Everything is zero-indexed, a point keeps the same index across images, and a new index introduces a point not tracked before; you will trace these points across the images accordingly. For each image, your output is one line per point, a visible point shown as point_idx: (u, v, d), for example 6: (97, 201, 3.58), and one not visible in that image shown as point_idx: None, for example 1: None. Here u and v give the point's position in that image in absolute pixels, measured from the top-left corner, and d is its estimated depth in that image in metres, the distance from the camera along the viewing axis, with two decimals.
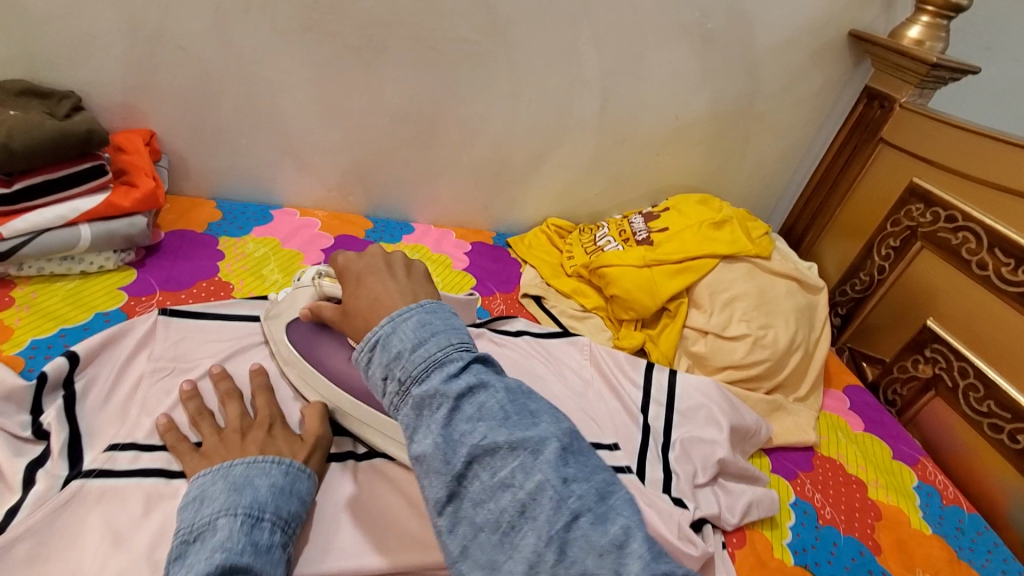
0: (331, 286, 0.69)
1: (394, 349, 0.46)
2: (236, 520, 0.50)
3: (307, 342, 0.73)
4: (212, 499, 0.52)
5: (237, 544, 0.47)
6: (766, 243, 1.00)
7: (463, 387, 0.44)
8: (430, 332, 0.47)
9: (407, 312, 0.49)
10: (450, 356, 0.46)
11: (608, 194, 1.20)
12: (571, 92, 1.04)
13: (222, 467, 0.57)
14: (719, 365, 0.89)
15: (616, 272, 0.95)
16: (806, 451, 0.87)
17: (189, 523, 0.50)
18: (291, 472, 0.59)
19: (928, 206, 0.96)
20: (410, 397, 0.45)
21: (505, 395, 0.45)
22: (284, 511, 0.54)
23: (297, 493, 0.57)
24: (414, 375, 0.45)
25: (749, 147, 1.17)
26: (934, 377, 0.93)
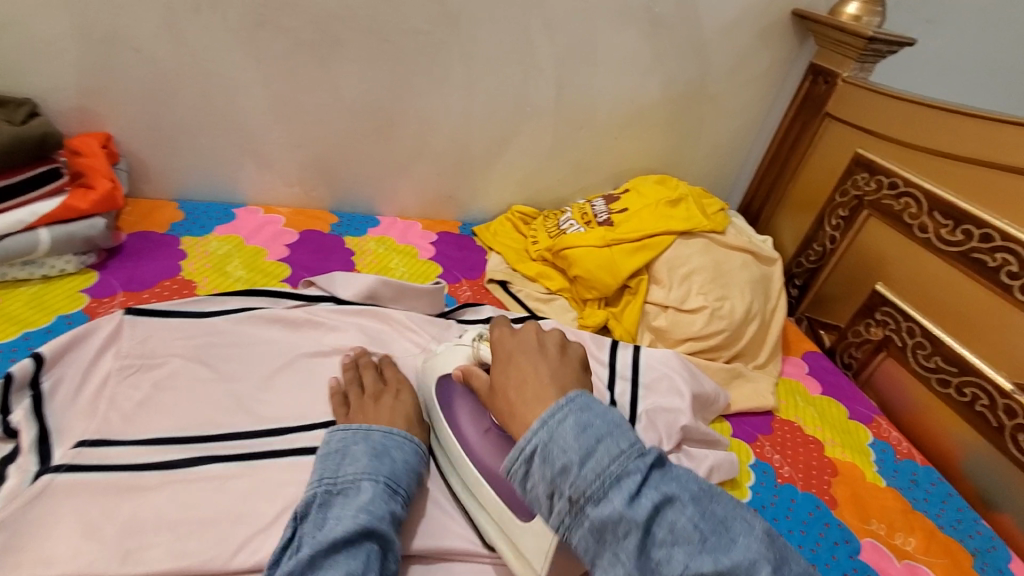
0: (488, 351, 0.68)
1: (558, 463, 0.50)
2: (377, 486, 0.58)
3: (454, 404, 0.68)
4: (356, 459, 0.60)
5: (379, 509, 0.55)
6: (721, 218, 1.03)
7: (648, 507, 0.47)
8: (594, 441, 0.50)
9: (559, 414, 0.53)
10: (627, 471, 0.48)
11: (571, 179, 1.22)
12: (528, 80, 1.07)
13: (362, 427, 0.64)
14: (679, 337, 0.92)
15: (577, 253, 0.98)
16: (765, 415, 0.90)
17: (334, 475, 0.58)
18: (419, 451, 0.65)
19: (872, 175, 1.00)
20: (586, 517, 0.48)
21: (690, 506, 0.48)
22: (409, 488, 0.61)
23: (418, 475, 0.64)
24: (589, 494, 0.48)
25: (705, 128, 1.20)
26: (884, 339, 0.97)
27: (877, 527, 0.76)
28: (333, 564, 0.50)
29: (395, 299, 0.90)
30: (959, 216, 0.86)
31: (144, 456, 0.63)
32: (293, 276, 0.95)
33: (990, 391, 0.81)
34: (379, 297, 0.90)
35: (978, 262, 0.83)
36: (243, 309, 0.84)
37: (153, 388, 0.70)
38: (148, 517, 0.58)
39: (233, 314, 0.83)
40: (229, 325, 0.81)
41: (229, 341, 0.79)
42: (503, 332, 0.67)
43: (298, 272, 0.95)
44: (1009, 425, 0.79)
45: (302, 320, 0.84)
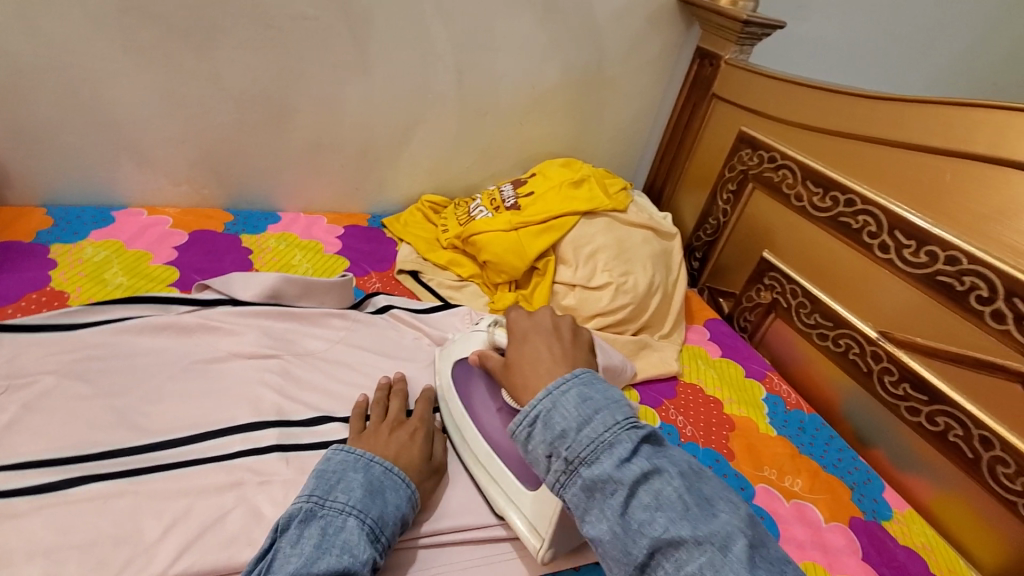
0: (499, 335, 0.72)
1: (559, 427, 0.52)
2: (360, 527, 0.54)
3: (469, 384, 0.75)
4: (350, 488, 0.57)
5: (360, 556, 0.52)
6: (623, 197, 1.07)
7: (635, 473, 0.49)
8: (593, 409, 0.53)
9: (565, 386, 0.56)
10: (620, 439, 0.50)
11: (479, 166, 1.22)
12: (426, 66, 1.05)
13: (365, 455, 0.61)
14: (588, 314, 0.95)
15: (485, 239, 0.99)
16: (670, 381, 0.95)
17: (324, 497, 0.55)
18: (413, 499, 0.60)
19: (755, 151, 1.08)
20: (579, 477, 0.50)
21: (678, 479, 0.49)
22: (392, 538, 0.57)
23: (404, 524, 0.59)
24: (583, 457, 0.51)
25: (606, 111, 1.24)
26: (773, 301, 1.05)
27: (769, 473, 0.82)
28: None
29: (302, 297, 0.85)
30: (827, 183, 0.94)
31: (10, 482, 0.57)
32: (183, 280, 0.89)
33: (860, 340, 0.90)
34: (283, 296, 0.84)
35: (844, 225, 0.92)
36: (126, 317, 0.78)
37: (21, 409, 0.64)
38: (15, 546, 0.53)
39: (115, 322, 0.77)
40: (110, 336, 0.74)
41: (110, 352, 0.73)
42: (518, 316, 0.71)
43: (189, 274, 0.90)
44: (876, 370, 0.88)
45: (195, 326, 0.78)
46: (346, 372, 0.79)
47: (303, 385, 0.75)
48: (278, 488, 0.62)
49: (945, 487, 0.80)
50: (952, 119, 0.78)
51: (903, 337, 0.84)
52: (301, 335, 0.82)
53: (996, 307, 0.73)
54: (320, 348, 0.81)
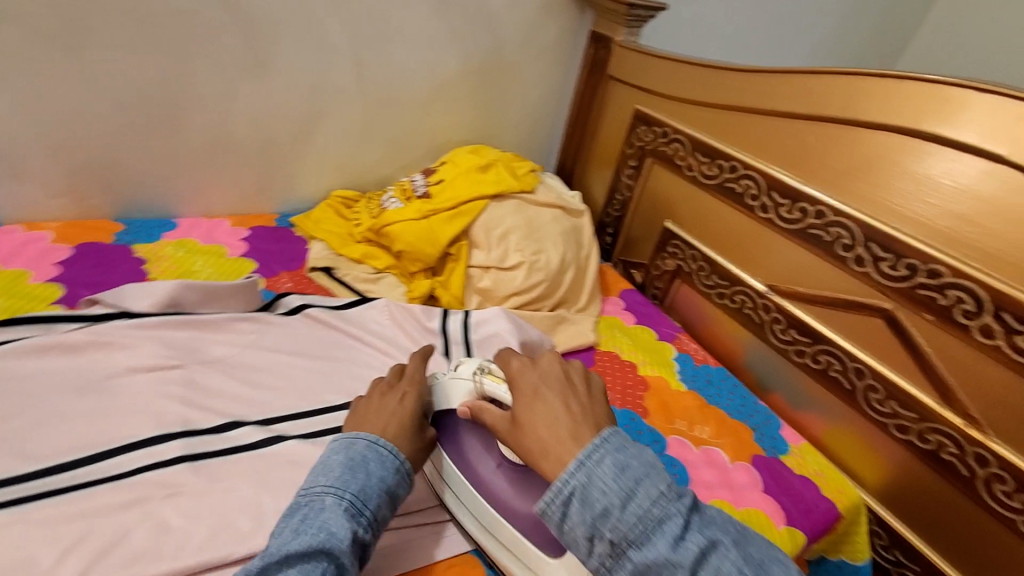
0: (492, 387, 0.64)
1: (599, 506, 0.48)
2: (339, 503, 0.53)
3: (459, 439, 0.69)
4: (329, 470, 0.56)
5: (340, 530, 0.51)
6: (530, 178, 1.10)
7: (692, 552, 0.46)
8: (634, 481, 0.49)
9: (595, 453, 0.51)
10: (668, 514, 0.47)
11: (388, 158, 1.22)
12: (322, 59, 1.03)
13: (348, 436, 0.60)
14: (504, 294, 0.97)
15: (397, 228, 0.99)
16: (588, 351, 1.00)
17: (305, 485, 0.55)
18: (402, 471, 0.59)
19: (650, 127, 1.14)
20: (629, 561, 0.47)
21: (733, 549, 0.47)
22: (380, 512, 0.55)
23: (395, 499, 0.58)
24: (631, 538, 0.47)
25: (511, 97, 1.27)
26: (677, 267, 1.12)
27: (680, 425, 0.88)
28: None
29: (204, 303, 0.82)
30: (713, 153, 1.01)
31: None
32: (69, 296, 0.83)
33: (752, 295, 0.98)
34: (184, 304, 0.81)
35: (731, 190, 0.99)
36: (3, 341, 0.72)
37: None
38: None
39: None
40: None
41: None
42: (522, 364, 0.62)
43: (75, 290, 0.84)
44: (767, 321, 0.96)
45: (86, 343, 0.73)
46: (257, 373, 0.77)
47: (209, 392, 0.72)
48: (187, 498, 0.60)
49: (832, 419, 0.90)
50: (808, 88, 0.86)
51: (787, 288, 0.93)
52: (205, 341, 0.79)
53: (857, 253, 0.82)
54: (227, 352, 0.78)
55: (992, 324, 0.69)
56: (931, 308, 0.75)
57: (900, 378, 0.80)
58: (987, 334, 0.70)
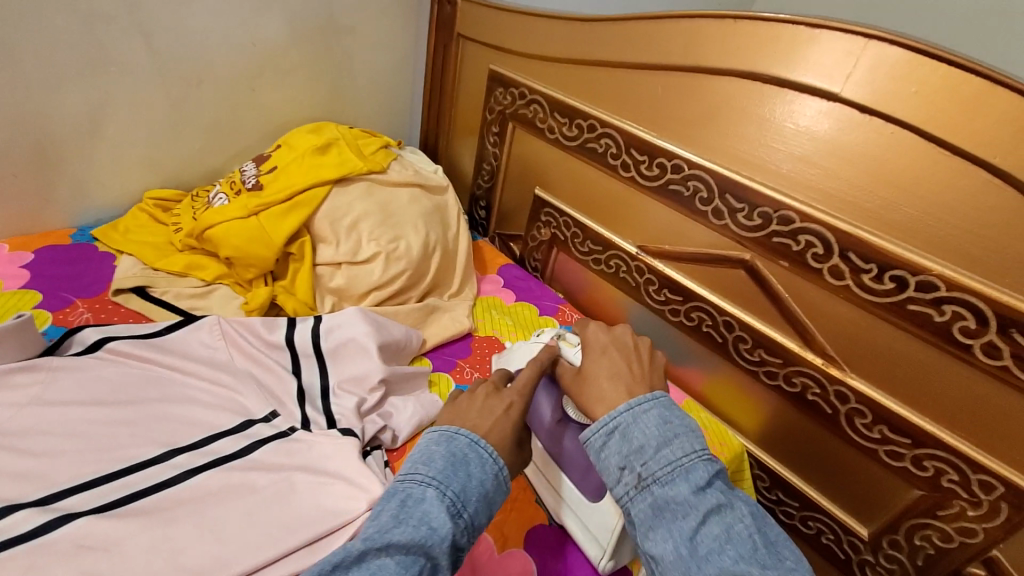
0: (566, 350, 0.73)
1: (636, 441, 0.53)
2: (439, 502, 0.48)
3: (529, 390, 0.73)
4: (433, 460, 0.51)
5: (441, 530, 0.46)
6: (380, 156, 0.98)
7: (711, 504, 0.49)
8: (674, 432, 0.53)
9: (647, 402, 0.56)
10: (697, 466, 0.51)
11: (214, 147, 1.04)
12: (93, 33, 0.83)
13: (449, 429, 0.55)
14: (361, 292, 0.87)
15: (221, 231, 0.84)
16: (465, 339, 0.92)
17: (406, 473, 0.51)
18: (498, 479, 0.53)
19: (506, 88, 1.06)
20: (650, 494, 0.50)
21: (751, 518, 0.49)
22: (479, 518, 0.50)
23: (495, 504, 0.52)
24: (658, 475, 0.50)
25: (353, 65, 1.12)
26: (552, 236, 1.07)
27: None
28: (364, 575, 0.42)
29: None
30: (570, 112, 0.95)
31: None
32: None
33: (625, 258, 0.95)
34: None
35: (592, 150, 0.94)
36: None
37: None
38: None
39: None
40: None
41: None
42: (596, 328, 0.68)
43: None
44: (642, 283, 0.94)
45: None
46: (39, 436, 0.61)
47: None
48: None
49: (711, 372, 0.89)
50: (651, 35, 0.81)
51: (656, 247, 0.90)
52: None
53: (714, 207, 0.80)
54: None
55: (840, 265, 0.69)
56: (785, 254, 0.74)
57: (765, 325, 0.80)
58: (837, 275, 0.70)
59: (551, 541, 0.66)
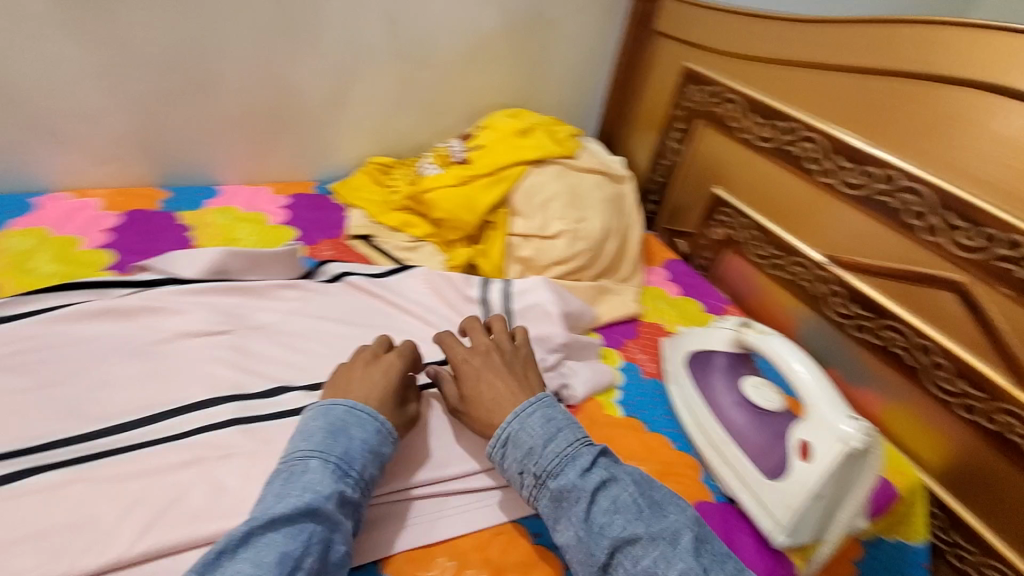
0: (753, 337, 0.77)
1: (525, 444, 0.59)
2: (325, 467, 0.53)
3: (708, 373, 0.80)
4: (311, 434, 0.56)
5: (325, 489, 0.52)
6: (572, 143, 1.05)
7: (597, 481, 0.56)
8: (556, 427, 0.60)
9: (528, 408, 0.62)
10: (580, 453, 0.58)
11: (425, 123, 1.18)
12: (355, 18, 0.99)
13: (328, 402, 0.60)
14: (546, 263, 0.95)
15: (436, 195, 0.97)
16: (632, 322, 0.97)
17: (285, 454, 0.55)
18: (382, 431, 0.59)
19: (699, 86, 1.08)
20: (547, 489, 0.57)
21: (633, 486, 0.57)
22: (367, 471, 0.56)
23: (382, 456, 0.58)
24: (548, 470, 0.57)
25: (550, 56, 1.21)
26: (727, 237, 1.07)
27: None
28: (265, 540, 0.47)
29: (249, 270, 0.83)
30: (769, 113, 0.95)
31: None
32: (121, 263, 0.82)
33: (808, 265, 0.93)
34: (228, 270, 0.82)
35: (788, 153, 0.93)
36: (59, 306, 0.72)
37: None
38: None
39: (44, 314, 0.71)
40: (39, 329, 0.69)
41: (46, 344, 0.68)
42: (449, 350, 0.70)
43: (126, 257, 0.83)
44: (824, 293, 0.92)
45: (137, 308, 0.74)
46: (305, 338, 0.78)
47: (255, 358, 0.73)
48: (237, 459, 0.61)
49: (892, 397, 0.85)
50: (888, 42, 0.80)
51: (847, 258, 0.87)
52: (252, 307, 0.80)
53: (927, 222, 0.76)
54: (273, 318, 0.79)
55: None
56: (1006, 281, 0.69)
57: (965, 351, 0.75)
58: None
59: (715, 519, 0.69)
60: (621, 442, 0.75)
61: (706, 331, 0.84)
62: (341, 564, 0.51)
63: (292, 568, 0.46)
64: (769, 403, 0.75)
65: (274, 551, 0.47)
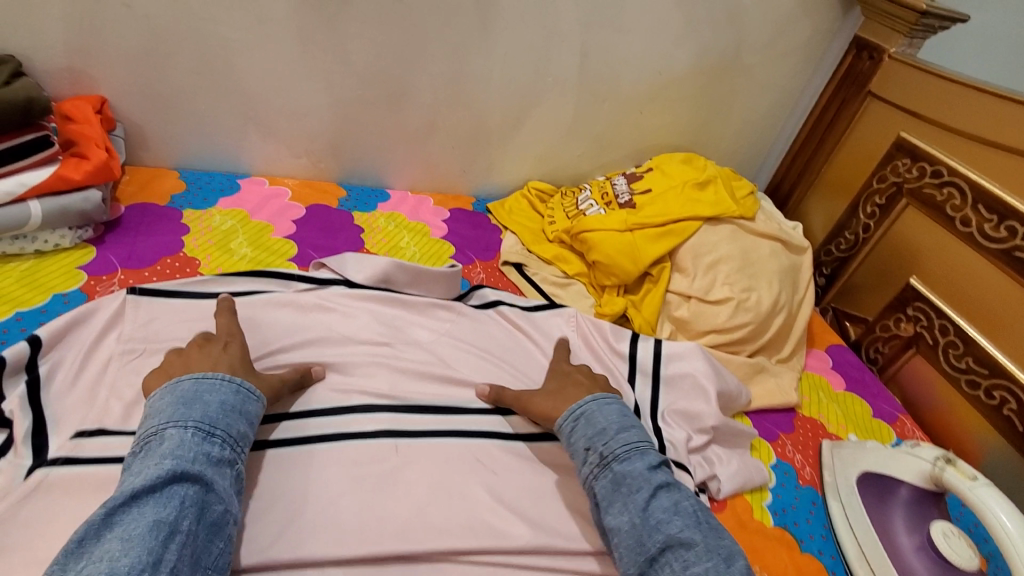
0: (954, 480, 0.66)
1: (599, 426, 0.66)
2: (185, 431, 0.53)
3: (886, 504, 0.72)
4: (159, 410, 0.56)
5: (188, 454, 0.52)
6: (751, 203, 0.97)
7: (660, 480, 0.61)
8: (630, 424, 0.67)
9: (608, 402, 0.70)
10: (648, 451, 0.64)
11: (591, 155, 1.16)
12: (549, 47, 0.99)
13: (173, 381, 0.59)
14: (702, 330, 0.88)
15: (597, 237, 0.93)
16: (787, 412, 0.87)
17: (137, 436, 0.54)
18: (241, 391, 0.60)
19: (915, 161, 0.94)
20: (610, 470, 0.62)
21: (692, 499, 0.61)
22: (234, 428, 0.57)
23: (248, 414, 0.59)
24: (617, 454, 0.63)
25: (736, 103, 1.13)
26: (915, 335, 0.94)
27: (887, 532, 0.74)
28: (134, 514, 0.47)
29: (411, 284, 0.85)
30: (1004, 210, 0.80)
31: None
32: (301, 255, 0.88)
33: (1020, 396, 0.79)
34: (394, 281, 0.85)
35: (1019, 262, 0.79)
36: (250, 292, 0.78)
37: None
38: None
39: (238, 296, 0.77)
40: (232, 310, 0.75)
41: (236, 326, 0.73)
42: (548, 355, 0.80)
43: (306, 251, 0.89)
44: None
45: (312, 306, 0.79)
46: (457, 360, 0.79)
47: (412, 373, 0.75)
48: (385, 479, 0.64)
49: None
50: None
51: None
52: (409, 321, 0.82)
53: None
54: (428, 335, 0.81)
55: None
56: None
57: None
58: None
59: None
60: (769, 560, 0.67)
61: (893, 455, 0.74)
62: (223, 522, 0.51)
63: (168, 532, 0.47)
64: (964, 561, 0.63)
65: (145, 522, 0.46)
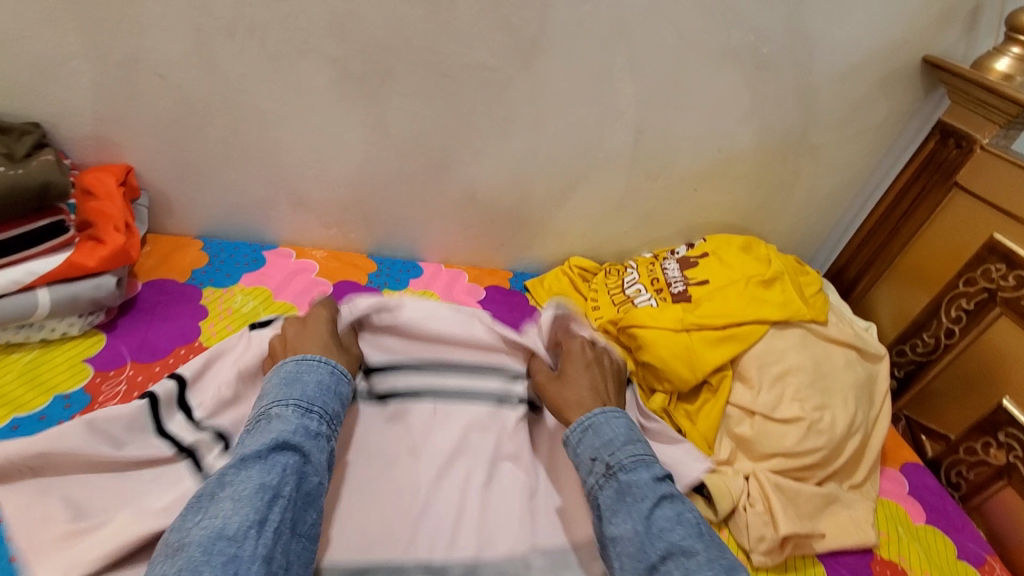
0: None
1: (605, 436, 0.65)
2: (287, 408, 0.59)
3: None
4: (267, 388, 0.62)
5: (290, 426, 0.57)
6: (821, 303, 0.88)
7: (664, 491, 0.60)
8: (636, 436, 0.65)
9: (611, 412, 0.68)
10: (654, 462, 0.63)
11: (638, 232, 1.08)
12: (602, 123, 0.92)
13: (278, 364, 0.66)
14: (766, 453, 0.77)
15: (650, 335, 0.84)
16: (863, 554, 0.76)
17: (252, 412, 0.60)
18: (336, 373, 0.66)
19: (1011, 268, 0.83)
20: (616, 479, 0.61)
21: (696, 511, 0.60)
22: (329, 407, 0.62)
23: (341, 395, 0.65)
24: (623, 464, 0.62)
25: (799, 182, 1.05)
26: (1007, 466, 0.82)
27: None
28: (243, 476, 0.52)
29: None
30: None
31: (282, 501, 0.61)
32: None
33: None
34: None
35: None
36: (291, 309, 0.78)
37: None
38: None
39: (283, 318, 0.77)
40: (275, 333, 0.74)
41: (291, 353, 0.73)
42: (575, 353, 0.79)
43: None
44: None
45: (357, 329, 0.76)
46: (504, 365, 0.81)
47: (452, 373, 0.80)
48: None
49: None
50: None
51: None
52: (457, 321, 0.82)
53: None
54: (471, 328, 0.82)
55: None
56: None
57: None
58: None
59: None
60: None
61: None
62: (317, 493, 0.56)
63: (272, 495, 0.51)
64: None
65: (252, 484, 0.51)
